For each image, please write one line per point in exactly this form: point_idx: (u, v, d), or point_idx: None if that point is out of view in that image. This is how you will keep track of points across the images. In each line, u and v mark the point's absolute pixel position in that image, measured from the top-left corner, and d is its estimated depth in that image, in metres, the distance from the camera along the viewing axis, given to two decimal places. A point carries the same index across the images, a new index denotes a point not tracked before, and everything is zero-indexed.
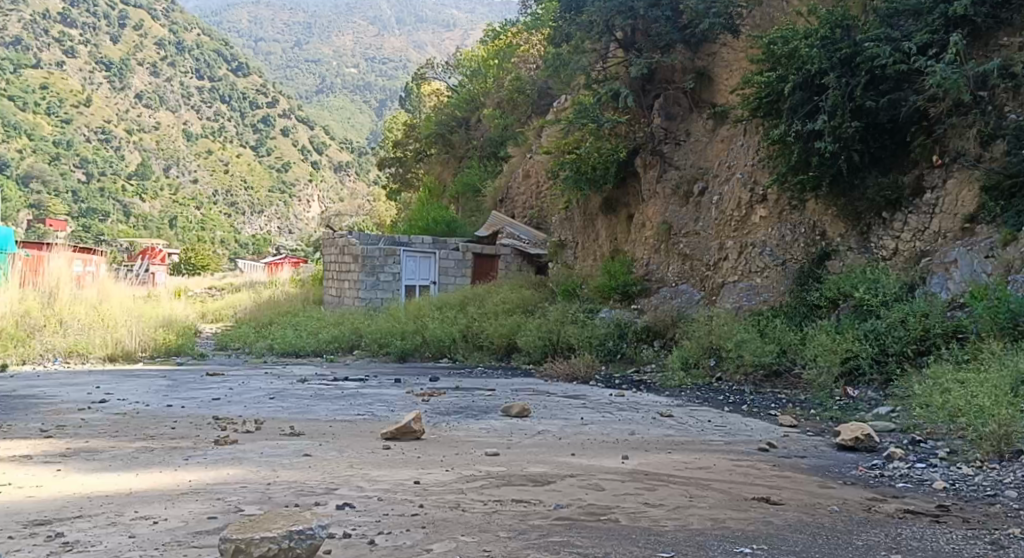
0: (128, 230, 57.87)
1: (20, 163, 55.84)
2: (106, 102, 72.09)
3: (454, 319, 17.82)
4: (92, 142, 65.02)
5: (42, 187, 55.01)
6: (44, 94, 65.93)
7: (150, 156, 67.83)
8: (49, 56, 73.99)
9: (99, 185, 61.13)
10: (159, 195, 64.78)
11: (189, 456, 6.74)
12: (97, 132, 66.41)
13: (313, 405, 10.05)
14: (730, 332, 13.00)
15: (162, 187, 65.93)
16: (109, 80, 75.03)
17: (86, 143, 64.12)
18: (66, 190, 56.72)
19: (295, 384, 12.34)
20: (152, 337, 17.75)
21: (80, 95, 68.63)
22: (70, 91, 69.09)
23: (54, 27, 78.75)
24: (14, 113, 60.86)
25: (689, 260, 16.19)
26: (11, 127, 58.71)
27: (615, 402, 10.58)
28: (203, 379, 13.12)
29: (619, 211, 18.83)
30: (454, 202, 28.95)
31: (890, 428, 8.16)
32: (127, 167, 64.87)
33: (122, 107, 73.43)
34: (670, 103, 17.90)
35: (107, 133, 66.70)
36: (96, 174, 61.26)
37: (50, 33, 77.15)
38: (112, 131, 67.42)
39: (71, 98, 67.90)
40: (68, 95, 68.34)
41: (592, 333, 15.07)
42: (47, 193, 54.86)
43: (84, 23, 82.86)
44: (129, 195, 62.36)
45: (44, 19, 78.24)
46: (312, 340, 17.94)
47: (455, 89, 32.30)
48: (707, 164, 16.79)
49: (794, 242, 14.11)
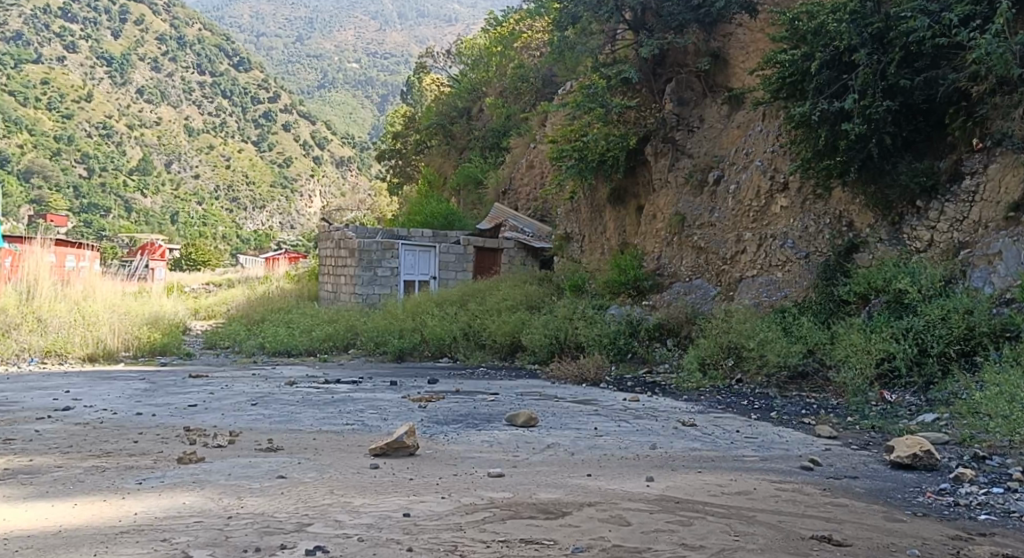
0: (130, 226, 57.02)
1: (21, 159, 55.15)
2: (107, 97, 71.33)
3: (454, 316, 16.90)
4: (93, 137, 64.28)
5: (42, 183, 54.31)
6: (44, 90, 65.19)
7: (152, 151, 67.04)
8: (49, 52, 73.26)
9: (100, 181, 60.34)
10: (161, 191, 63.96)
11: (142, 478, 5.79)
12: (98, 127, 65.61)
13: (297, 413, 9.12)
14: (750, 330, 12.09)
15: (164, 182, 65.14)
16: (110, 76, 74.31)
17: (86, 138, 63.38)
18: (67, 185, 55.97)
19: (281, 388, 11.40)
20: (136, 335, 16.79)
21: (80, 91, 67.90)
22: (71, 86, 68.36)
23: (55, 22, 77.99)
24: (14, 109, 60.16)
25: (703, 253, 15.21)
26: (11, 123, 58.03)
27: (630, 409, 9.64)
28: (185, 381, 12.19)
29: (628, 201, 17.87)
30: (455, 194, 27.94)
31: (944, 441, 7.22)
32: (128, 162, 64.06)
33: (123, 102, 72.62)
34: (682, 87, 16.97)
35: (108, 128, 65.90)
36: (97, 170, 60.53)
37: (51, 28, 76.47)
38: (112, 126, 66.64)
39: (71, 94, 67.15)
40: (68, 90, 67.60)
41: (601, 331, 14.15)
42: (48, 189, 54.13)
43: (84, 18, 82.06)
44: (130, 190, 61.59)
45: (44, 14, 77.55)
46: (305, 338, 17.02)
47: (456, 79, 31.27)
48: (722, 151, 15.85)
49: (818, 233, 13.17)
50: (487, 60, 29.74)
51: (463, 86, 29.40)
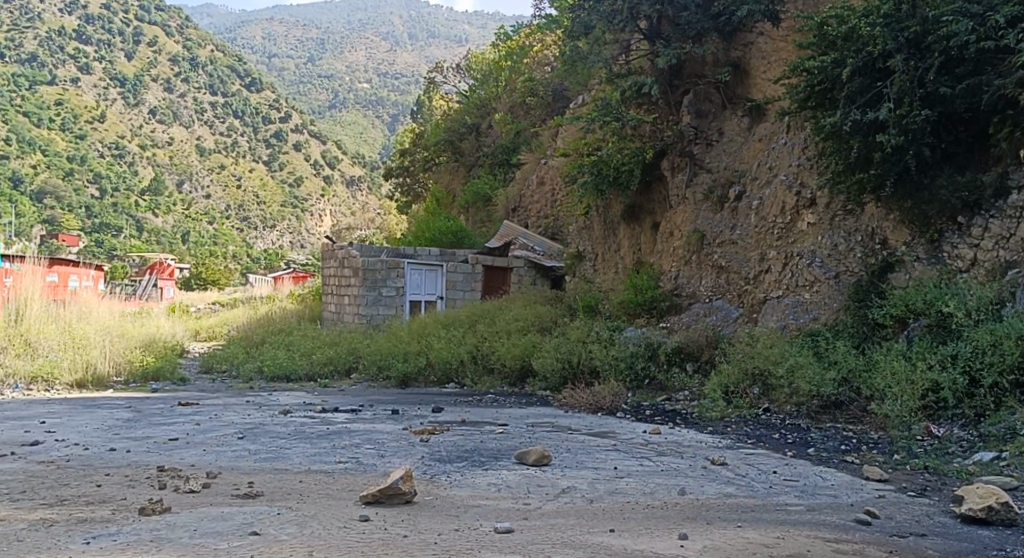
0: (141, 246, 56.54)
1: (34, 179, 55.02)
2: (119, 118, 71.21)
3: (462, 338, 16.11)
4: (106, 157, 64.10)
5: (55, 204, 54.12)
6: (57, 111, 65.04)
7: (164, 171, 66.74)
8: (63, 73, 73.24)
9: (112, 201, 60.00)
10: (172, 211, 63.44)
11: (93, 536, 5.04)
12: (111, 147, 65.41)
13: (286, 448, 8.32)
14: (778, 355, 11.31)
15: (175, 202, 64.75)
16: (124, 97, 74.34)
17: (99, 158, 63.18)
18: (79, 206, 55.71)
19: (273, 418, 10.59)
20: (128, 360, 15.95)
21: (94, 112, 67.88)
22: (84, 107, 68.24)
23: (69, 43, 78.09)
24: (27, 130, 60.09)
25: (724, 272, 14.38)
26: (25, 144, 57.97)
27: (651, 443, 8.79)
28: (173, 410, 11.39)
29: (644, 219, 17.07)
30: (464, 212, 27.14)
31: (1013, 487, 6.40)
32: (140, 182, 63.74)
33: (135, 123, 72.48)
34: (700, 99, 16.17)
35: (120, 148, 65.70)
36: (110, 190, 60.22)
37: (65, 50, 76.55)
38: (124, 146, 66.46)
39: (85, 114, 67.00)
40: (81, 111, 67.47)
41: (617, 354, 13.34)
42: (60, 209, 53.90)
43: (98, 39, 82.08)
44: (142, 210, 61.27)
45: (59, 36, 77.75)
46: (305, 362, 16.27)
47: (465, 95, 30.51)
48: (743, 166, 15.03)
49: (849, 252, 12.36)
50: (497, 75, 29.00)
51: (472, 102, 28.67)
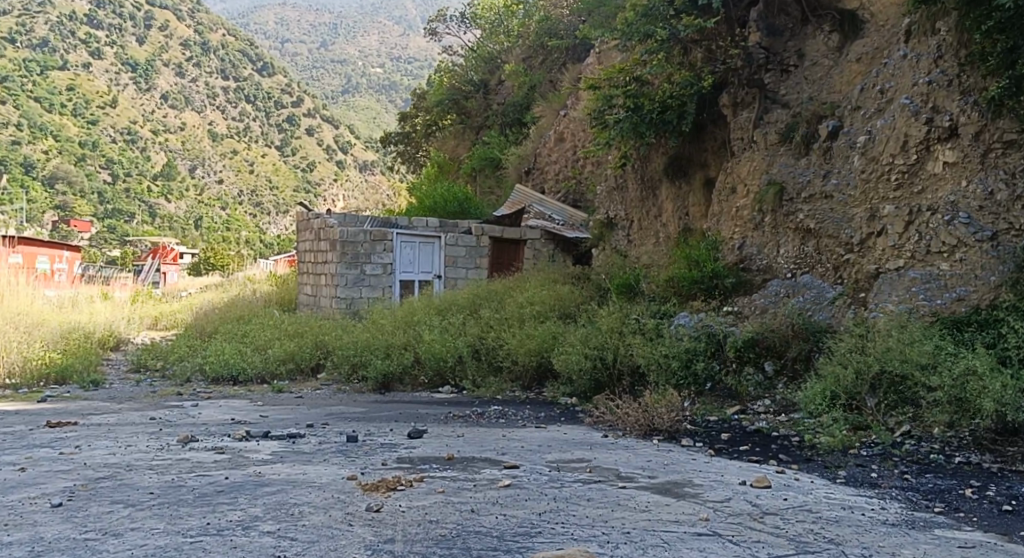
0: (153, 232, 52.80)
1: (46, 165, 51.72)
2: (129, 101, 67.75)
3: (460, 328, 12.30)
4: (117, 142, 60.62)
5: (68, 189, 50.83)
6: (69, 96, 61.50)
7: (175, 156, 63.10)
8: (75, 58, 69.54)
9: (123, 187, 56.77)
10: (184, 196, 59.84)
11: None
12: (122, 133, 61.81)
13: (116, 534, 4.69)
14: (925, 355, 7.63)
15: (188, 187, 60.89)
16: (135, 81, 71.10)
17: (111, 143, 59.71)
18: (91, 190, 52.41)
19: (156, 456, 6.82)
20: (23, 358, 12.15)
21: (105, 96, 64.57)
22: (95, 92, 64.75)
23: (82, 28, 74.45)
24: (39, 115, 56.83)
25: (812, 237, 10.51)
26: (36, 129, 54.66)
27: (770, 517, 5.01)
28: (23, 440, 7.59)
29: (694, 174, 13.26)
30: (472, 180, 23.18)
31: None
32: (151, 168, 60.20)
33: (146, 107, 68.83)
34: (773, 11, 12.27)
35: (132, 133, 62.31)
36: (121, 175, 56.71)
37: (77, 35, 72.90)
38: (136, 131, 63.06)
39: (96, 100, 63.68)
40: (93, 96, 64.02)
41: (669, 349, 9.57)
42: (72, 195, 50.63)
43: (110, 25, 78.47)
44: (155, 195, 57.76)
45: (72, 20, 74.37)
46: (258, 358, 12.53)
47: (472, 48, 26.56)
48: (836, 95, 11.15)
49: (1013, 202, 8.59)
50: (508, 24, 25.14)
51: (480, 56, 24.77)
